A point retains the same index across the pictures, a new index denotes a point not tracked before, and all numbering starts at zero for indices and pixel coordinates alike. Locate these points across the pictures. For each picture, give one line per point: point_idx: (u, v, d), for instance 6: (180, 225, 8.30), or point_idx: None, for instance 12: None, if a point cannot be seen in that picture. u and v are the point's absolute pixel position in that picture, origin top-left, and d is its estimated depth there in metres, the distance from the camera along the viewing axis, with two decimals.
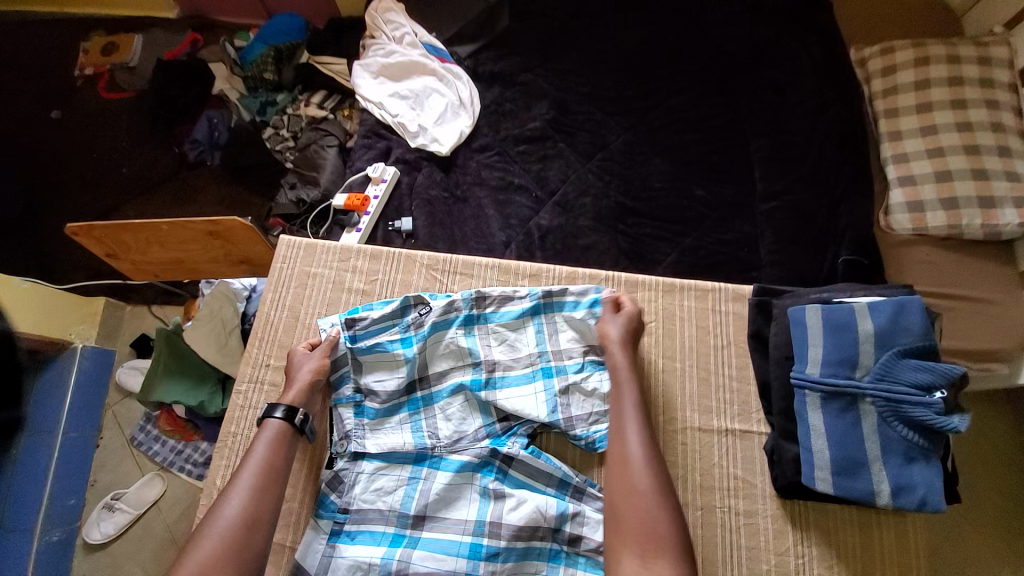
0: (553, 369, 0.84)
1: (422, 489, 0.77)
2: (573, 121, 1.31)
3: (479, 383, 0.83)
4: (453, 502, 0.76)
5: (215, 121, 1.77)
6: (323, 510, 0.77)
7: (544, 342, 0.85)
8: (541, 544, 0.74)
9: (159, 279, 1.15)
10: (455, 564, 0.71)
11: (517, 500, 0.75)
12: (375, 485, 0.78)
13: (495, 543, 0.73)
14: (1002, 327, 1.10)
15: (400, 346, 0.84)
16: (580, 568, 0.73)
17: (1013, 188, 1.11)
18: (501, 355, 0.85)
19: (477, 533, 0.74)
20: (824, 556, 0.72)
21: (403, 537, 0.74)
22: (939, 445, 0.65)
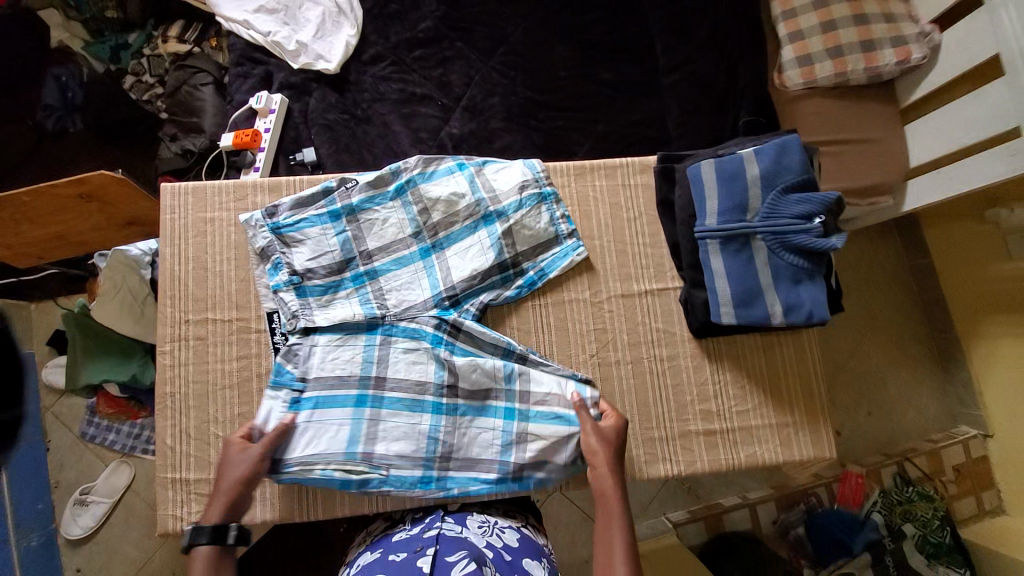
0: (493, 215, 0.85)
1: (377, 375, 0.80)
2: (466, 16, 1.22)
3: (427, 250, 0.85)
4: (410, 373, 0.80)
5: (62, 79, 1.50)
6: (279, 378, 0.78)
7: (478, 192, 0.86)
8: (495, 404, 0.80)
9: (44, 261, 1.05)
10: (416, 423, 0.79)
11: (469, 360, 0.81)
12: (332, 355, 0.80)
13: (453, 400, 0.80)
14: (884, 162, 1.21)
15: (330, 220, 0.84)
16: (532, 420, 0.80)
17: (891, 28, 1.16)
18: (440, 216, 0.85)
19: (436, 392, 0.80)
20: (736, 378, 0.84)
21: (368, 399, 0.79)
22: (821, 264, 0.74)
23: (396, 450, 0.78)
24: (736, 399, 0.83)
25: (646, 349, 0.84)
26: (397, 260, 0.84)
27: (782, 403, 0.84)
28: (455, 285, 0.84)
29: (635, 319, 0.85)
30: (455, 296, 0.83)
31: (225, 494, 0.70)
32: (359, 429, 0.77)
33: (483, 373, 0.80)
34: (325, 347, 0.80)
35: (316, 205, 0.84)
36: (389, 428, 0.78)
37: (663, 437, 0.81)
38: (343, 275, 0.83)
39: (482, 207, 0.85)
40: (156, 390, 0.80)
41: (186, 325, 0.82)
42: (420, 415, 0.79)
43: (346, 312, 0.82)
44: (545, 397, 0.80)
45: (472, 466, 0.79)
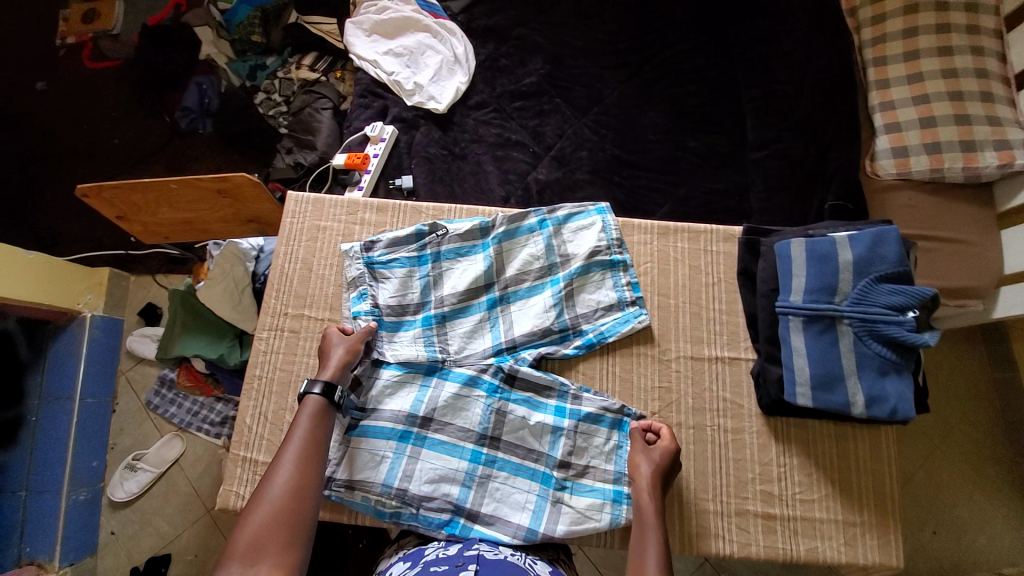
0: (561, 278, 0.89)
1: (425, 415, 0.82)
2: (568, 76, 1.33)
3: (494, 301, 0.89)
4: (457, 416, 0.82)
5: (203, 87, 1.76)
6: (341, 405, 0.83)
7: (553, 255, 0.90)
8: (534, 466, 0.80)
9: (169, 241, 1.18)
10: (455, 468, 0.80)
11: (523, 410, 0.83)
12: (390, 390, 0.84)
13: (493, 452, 0.81)
14: (977, 265, 1.16)
15: (416, 262, 0.90)
16: (568, 492, 0.79)
17: (995, 133, 1.15)
18: (514, 272, 0.90)
19: (477, 442, 0.81)
20: (803, 465, 0.80)
21: (412, 437, 0.81)
22: (911, 360, 0.72)
23: (429, 492, 0.79)
24: (801, 487, 0.80)
25: (710, 417, 0.83)
26: (466, 305, 0.89)
27: (851, 500, 0.79)
28: (514, 334, 0.88)
29: (702, 384, 0.84)
30: (512, 345, 0.87)
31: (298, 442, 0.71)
32: (400, 461, 0.80)
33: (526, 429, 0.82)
34: (387, 379, 0.84)
35: (406, 245, 0.91)
36: (429, 468, 0.80)
37: (718, 511, 0.79)
38: (415, 315, 0.89)
39: (552, 270, 0.90)
40: (247, 371, 0.88)
41: (284, 317, 0.90)
42: (460, 461, 0.80)
43: (410, 351, 0.86)
44: (585, 468, 0.80)
45: (497, 519, 0.78)
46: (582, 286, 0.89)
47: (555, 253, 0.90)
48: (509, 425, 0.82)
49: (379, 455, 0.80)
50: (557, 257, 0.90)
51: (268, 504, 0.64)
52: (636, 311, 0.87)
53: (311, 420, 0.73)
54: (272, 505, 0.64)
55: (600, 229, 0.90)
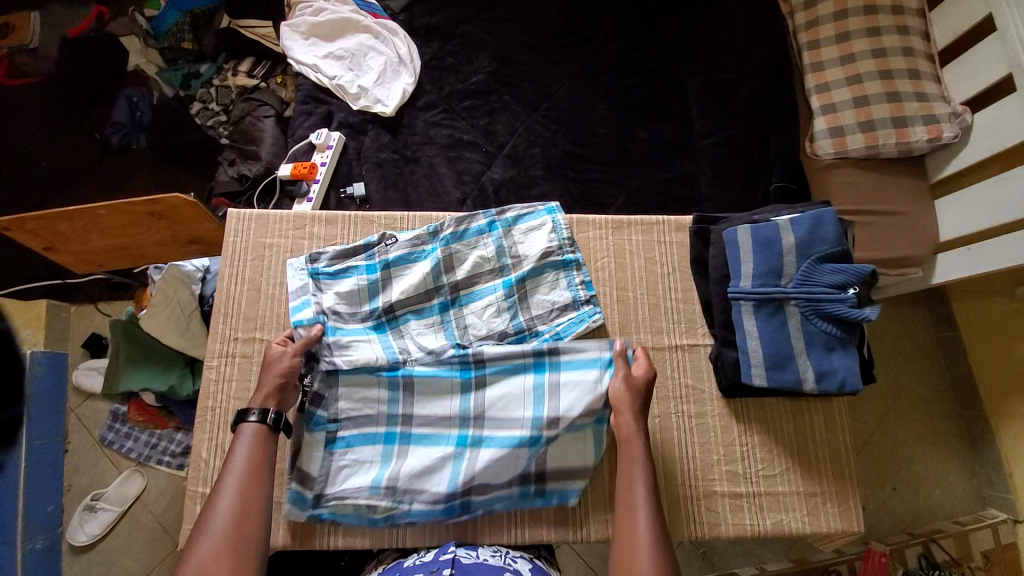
0: (513, 278, 0.88)
1: (405, 412, 0.81)
2: (516, 73, 1.31)
3: (446, 305, 0.88)
4: (436, 406, 0.82)
5: (134, 100, 1.65)
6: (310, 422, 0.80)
7: (504, 256, 0.89)
8: (519, 429, 0.78)
9: (103, 269, 1.10)
10: (441, 457, 0.79)
11: (498, 389, 0.81)
12: (356, 394, 0.81)
13: (478, 433, 0.80)
14: (913, 235, 1.23)
15: (364, 270, 0.88)
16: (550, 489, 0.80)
17: (922, 108, 1.21)
18: (465, 274, 0.88)
19: (461, 428, 0.81)
20: (763, 442, 0.83)
21: (396, 437, 0.81)
22: (854, 334, 0.76)
23: (419, 485, 0.78)
24: (763, 463, 0.83)
25: (674, 404, 0.84)
26: (418, 311, 0.87)
27: (810, 471, 0.83)
28: (469, 334, 0.87)
29: (664, 373, 0.86)
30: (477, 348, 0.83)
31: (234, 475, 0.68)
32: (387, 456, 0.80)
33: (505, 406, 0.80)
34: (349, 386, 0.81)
35: (353, 255, 0.89)
36: (416, 461, 0.79)
37: (688, 495, 0.81)
38: (367, 321, 0.86)
39: (504, 271, 0.89)
40: (198, 404, 0.83)
41: (234, 342, 0.86)
42: (445, 451, 0.79)
43: (368, 354, 0.82)
44: (567, 438, 0.80)
45: (494, 491, 0.79)
46: (536, 286, 0.89)
47: (506, 254, 0.89)
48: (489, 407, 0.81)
49: (364, 460, 0.80)
50: (508, 259, 0.90)
51: (207, 543, 0.63)
52: (591, 309, 0.88)
53: (249, 443, 0.71)
54: (217, 532, 0.64)
55: (551, 229, 0.90)
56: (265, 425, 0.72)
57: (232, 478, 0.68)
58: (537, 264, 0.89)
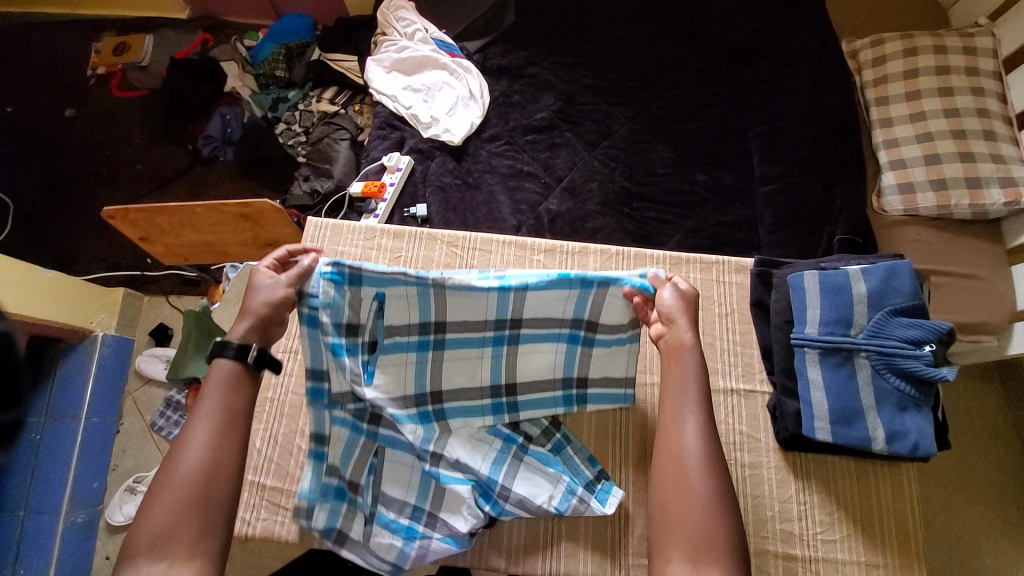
0: (575, 396, 0.85)
1: (435, 449, 0.78)
2: (578, 112, 1.37)
3: (501, 408, 0.82)
4: (462, 368, 0.81)
5: (228, 117, 1.83)
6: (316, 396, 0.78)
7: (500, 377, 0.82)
8: (552, 396, 0.84)
9: (187, 263, 1.20)
10: (484, 321, 0.80)
11: (529, 476, 0.79)
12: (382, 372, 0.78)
13: (515, 333, 0.81)
14: (990, 300, 1.16)
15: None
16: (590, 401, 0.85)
17: (998, 170, 1.17)
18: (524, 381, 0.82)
19: (498, 328, 0.80)
20: (823, 502, 0.78)
21: (430, 418, 0.80)
22: (930, 396, 0.71)
23: (387, 493, 0.79)
24: (822, 526, 0.77)
25: (726, 450, 0.81)
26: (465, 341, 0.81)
27: (875, 541, 0.77)
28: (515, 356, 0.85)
29: (717, 416, 0.83)
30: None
31: (251, 317, 0.70)
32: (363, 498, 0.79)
33: (548, 301, 0.78)
34: (382, 311, 0.78)
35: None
36: (454, 361, 0.81)
37: None
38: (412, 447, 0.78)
39: (566, 386, 0.84)
40: (258, 395, 0.88)
41: (298, 340, 0.91)
42: (564, 308, 0.79)
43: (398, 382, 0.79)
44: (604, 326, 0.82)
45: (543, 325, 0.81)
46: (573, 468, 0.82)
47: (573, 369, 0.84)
48: (515, 490, 0.78)
49: (354, 483, 0.79)
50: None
51: (174, 487, 0.59)
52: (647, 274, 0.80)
53: (225, 381, 0.65)
54: (179, 490, 0.59)
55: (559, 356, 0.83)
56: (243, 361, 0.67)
57: (201, 425, 0.63)
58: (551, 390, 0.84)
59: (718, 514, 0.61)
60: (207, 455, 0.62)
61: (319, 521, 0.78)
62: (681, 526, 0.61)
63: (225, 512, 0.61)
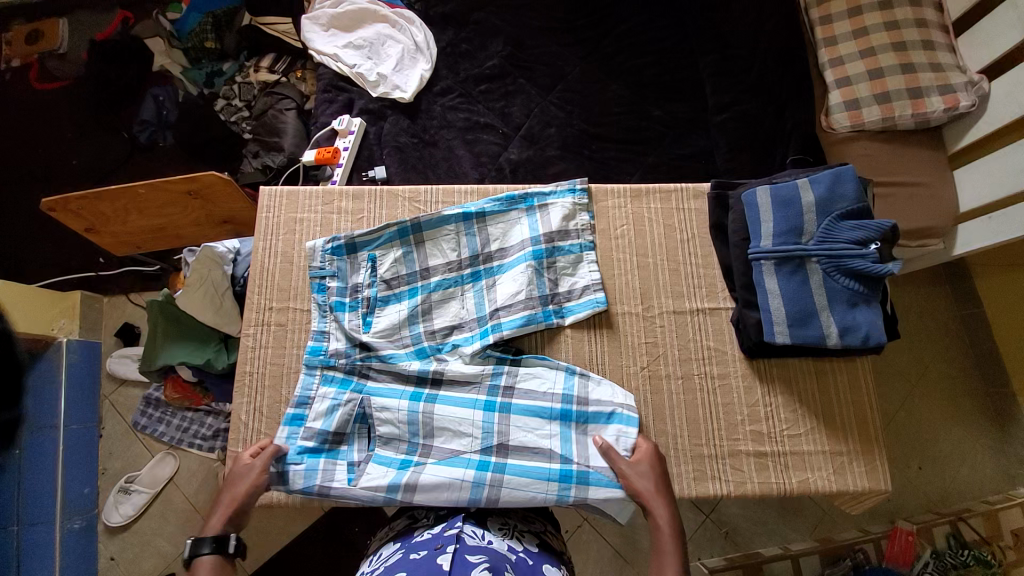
0: (553, 311, 0.88)
1: (435, 370, 0.86)
2: (530, 56, 1.34)
3: (486, 334, 0.88)
4: (449, 308, 0.91)
5: (161, 99, 1.73)
6: (313, 355, 0.87)
7: (482, 306, 0.90)
8: (534, 312, 0.87)
9: (140, 252, 1.15)
10: (460, 261, 0.92)
11: (524, 423, 0.83)
12: (382, 313, 0.90)
13: (489, 266, 0.92)
14: (932, 206, 1.23)
15: (407, 297, 0.91)
16: (568, 313, 0.88)
17: (938, 79, 1.20)
18: (504, 298, 0.88)
19: (473, 266, 0.92)
20: (788, 402, 0.84)
21: (423, 395, 0.85)
22: (876, 290, 0.76)
23: (383, 434, 0.84)
24: (788, 423, 0.84)
25: (697, 366, 0.86)
26: (448, 281, 0.92)
27: (836, 431, 0.84)
28: (498, 311, 0.88)
29: (687, 335, 0.87)
30: (495, 322, 0.88)
31: (227, 505, 0.76)
32: (348, 448, 0.85)
33: (511, 229, 0.92)
34: (372, 265, 0.92)
35: (397, 283, 0.92)
36: (441, 304, 0.91)
37: (712, 454, 0.82)
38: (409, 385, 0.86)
39: (544, 303, 0.88)
40: (237, 369, 0.89)
41: (268, 311, 0.91)
42: (523, 236, 0.91)
43: (395, 315, 0.90)
44: (565, 236, 0.91)
45: (511, 251, 0.92)
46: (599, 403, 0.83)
47: (547, 286, 0.88)
48: (514, 441, 0.83)
49: (339, 434, 0.85)
50: (540, 234, 0.91)
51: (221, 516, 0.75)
52: (581, 189, 0.94)
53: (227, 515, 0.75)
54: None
55: (533, 275, 0.88)
56: (223, 554, 0.71)
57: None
58: (526, 312, 0.87)
59: None
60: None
61: (298, 480, 0.81)
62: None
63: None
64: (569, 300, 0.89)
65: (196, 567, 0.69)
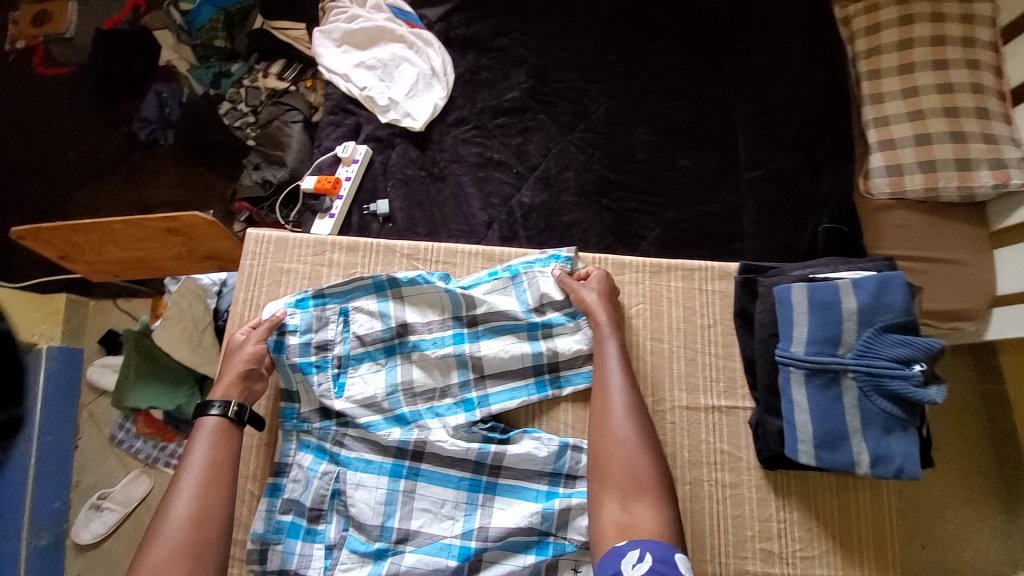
0: (547, 383, 0.85)
1: (416, 441, 0.80)
2: (552, 90, 1.25)
3: (471, 405, 0.84)
4: (430, 373, 0.85)
5: (164, 96, 1.65)
6: (286, 419, 0.83)
7: (466, 374, 0.85)
8: (525, 381, 0.85)
9: (121, 278, 1.13)
10: (442, 320, 0.87)
11: (507, 506, 0.79)
12: (355, 377, 0.84)
13: (473, 330, 0.87)
14: (970, 288, 1.13)
15: (384, 357, 0.85)
16: (565, 386, 0.85)
17: (990, 151, 1.11)
18: (494, 368, 0.85)
19: (456, 326, 0.86)
20: (803, 519, 0.77)
21: (403, 471, 0.79)
22: (915, 415, 0.68)
23: (355, 516, 0.77)
24: (801, 543, 0.76)
25: (707, 471, 0.78)
26: (427, 342, 0.85)
27: (853, 555, 0.76)
28: (485, 379, 0.85)
29: (698, 436, 0.80)
30: (483, 394, 0.84)
31: (230, 376, 0.80)
32: (326, 527, 0.78)
33: (499, 295, 0.87)
34: (344, 320, 0.85)
35: (371, 339, 0.85)
36: (420, 368, 0.85)
37: (716, 572, 0.75)
38: (387, 459, 0.80)
39: (538, 374, 0.85)
40: None
41: None
42: (513, 299, 0.87)
43: (371, 378, 0.84)
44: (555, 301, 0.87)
45: (497, 317, 0.86)
46: (584, 504, 0.76)
47: (542, 354, 0.85)
48: (495, 524, 0.77)
49: (316, 511, 0.79)
50: (529, 302, 0.87)
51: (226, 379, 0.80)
52: (566, 257, 0.89)
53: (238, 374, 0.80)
54: (170, 542, 0.66)
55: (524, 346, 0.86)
56: (226, 418, 0.76)
57: (190, 478, 0.71)
58: (522, 381, 0.85)
59: (636, 456, 0.69)
60: (190, 509, 0.69)
61: (277, 560, 0.77)
62: (613, 475, 0.68)
63: (216, 549, 0.68)
64: (564, 373, 0.85)
65: (201, 424, 0.75)
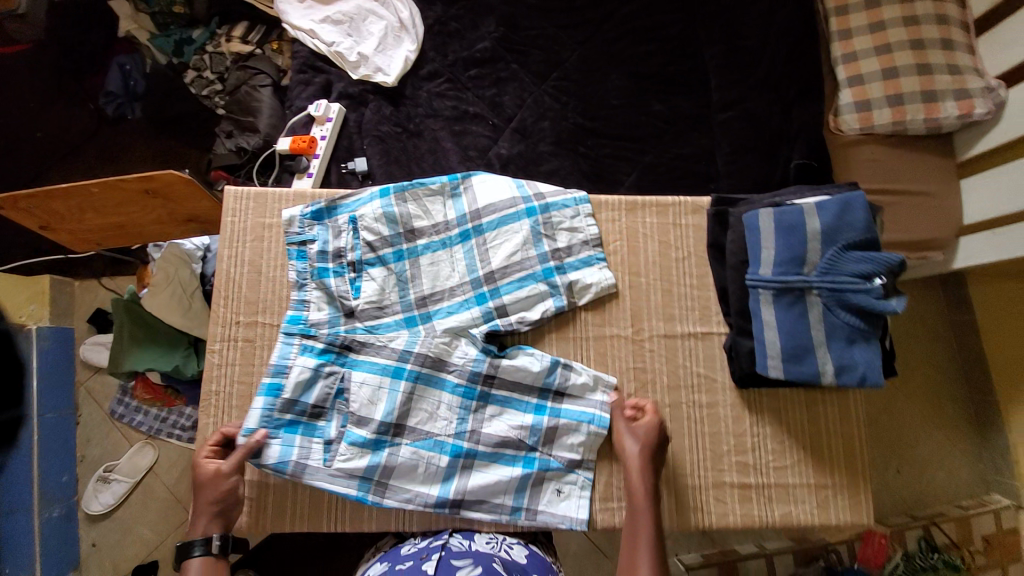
0: (553, 269, 0.86)
1: (418, 351, 0.82)
2: (524, 39, 1.23)
3: (484, 298, 0.85)
4: (439, 272, 0.87)
5: (127, 67, 1.59)
6: (294, 323, 0.83)
7: (476, 268, 0.86)
8: (533, 269, 0.85)
9: (104, 247, 1.14)
10: (446, 221, 0.89)
11: (498, 413, 0.83)
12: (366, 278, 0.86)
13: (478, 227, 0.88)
14: (936, 217, 1.17)
15: (392, 260, 0.87)
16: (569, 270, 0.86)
17: (955, 82, 1.12)
18: (500, 261, 0.86)
19: (462, 223, 0.88)
20: (776, 433, 0.82)
21: (404, 373, 0.82)
22: (876, 326, 0.72)
23: (356, 412, 0.80)
24: (774, 454, 0.82)
25: (685, 394, 0.83)
26: (436, 244, 0.88)
27: (823, 464, 0.82)
28: (494, 273, 0.86)
29: (676, 361, 0.85)
30: (495, 287, 0.85)
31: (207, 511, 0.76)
32: (326, 424, 0.81)
33: (494, 186, 0.89)
34: (353, 227, 0.87)
35: (381, 245, 0.86)
36: (431, 267, 0.87)
37: (697, 485, 0.80)
38: (392, 363, 0.82)
39: (543, 261, 0.86)
40: (202, 388, 0.85)
41: (235, 326, 0.87)
42: (512, 189, 0.89)
43: (382, 282, 0.85)
44: (552, 192, 0.90)
45: (500, 209, 0.88)
46: (571, 424, 0.82)
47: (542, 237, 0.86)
48: (488, 429, 0.82)
49: (318, 408, 0.81)
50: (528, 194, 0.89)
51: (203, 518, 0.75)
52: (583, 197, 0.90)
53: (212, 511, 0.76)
54: None
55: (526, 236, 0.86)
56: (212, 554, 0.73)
57: None
58: (529, 267, 0.85)
59: None
60: None
61: (274, 454, 0.78)
62: None
63: None
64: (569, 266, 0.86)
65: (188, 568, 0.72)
